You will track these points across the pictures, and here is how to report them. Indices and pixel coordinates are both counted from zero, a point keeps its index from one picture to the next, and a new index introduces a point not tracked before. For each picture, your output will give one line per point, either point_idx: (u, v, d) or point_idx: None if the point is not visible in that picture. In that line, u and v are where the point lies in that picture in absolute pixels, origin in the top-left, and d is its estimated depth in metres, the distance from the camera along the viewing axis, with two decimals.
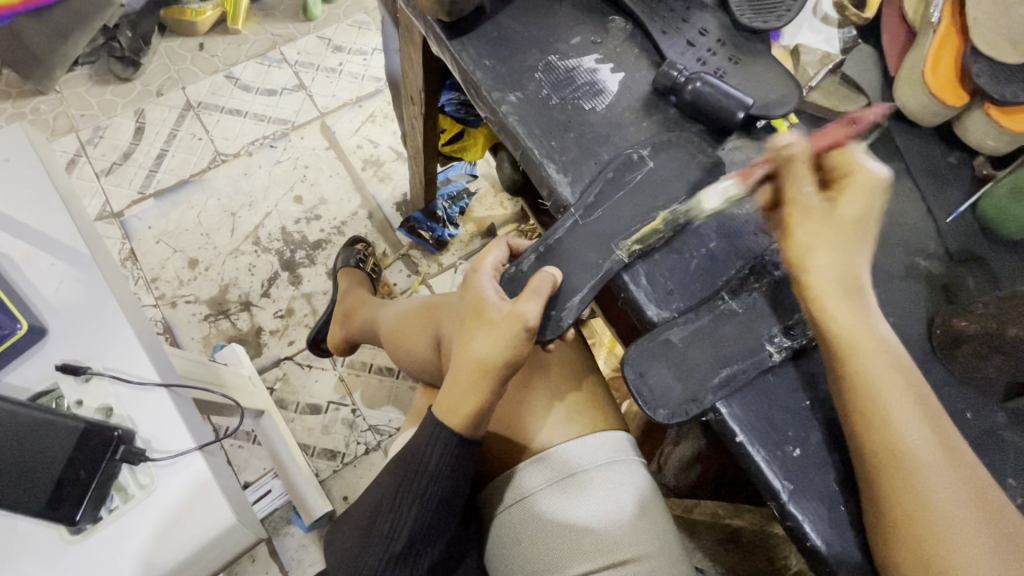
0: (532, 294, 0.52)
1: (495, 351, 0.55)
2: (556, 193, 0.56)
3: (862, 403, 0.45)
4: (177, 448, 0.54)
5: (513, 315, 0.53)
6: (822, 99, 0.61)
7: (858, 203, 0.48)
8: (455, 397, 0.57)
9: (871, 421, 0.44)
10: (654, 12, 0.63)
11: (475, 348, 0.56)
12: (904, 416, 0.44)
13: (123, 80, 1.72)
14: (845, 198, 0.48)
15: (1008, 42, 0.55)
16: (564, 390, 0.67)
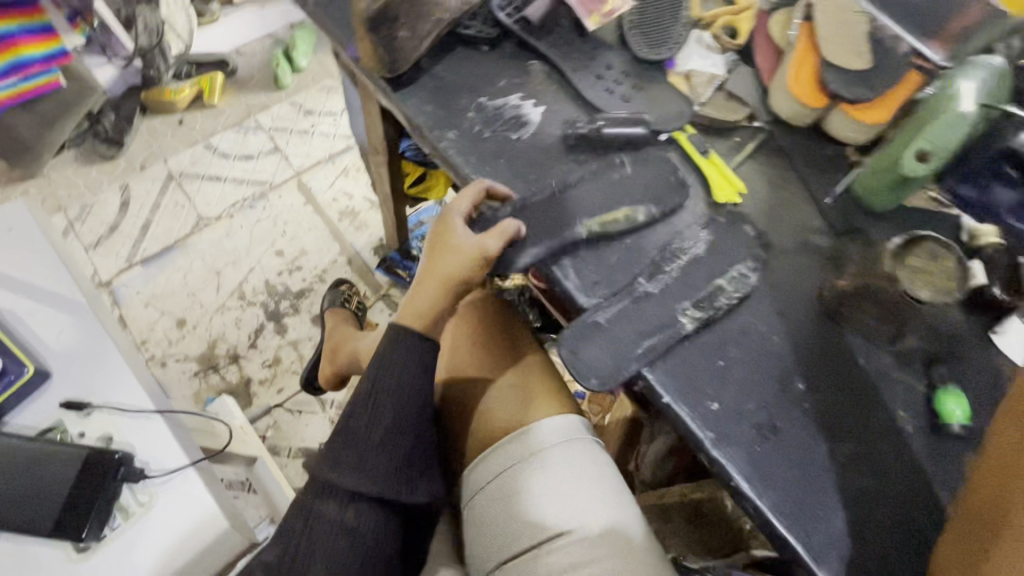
0: (497, 233, 0.61)
1: (456, 268, 0.65)
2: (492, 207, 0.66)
3: None
4: (174, 465, 0.61)
5: (471, 244, 0.62)
6: (713, 112, 0.71)
7: None
8: (420, 301, 0.67)
9: None
10: (566, 54, 0.75)
11: (440, 266, 0.66)
12: None
13: (107, 159, 1.82)
14: None
15: (854, 55, 0.67)
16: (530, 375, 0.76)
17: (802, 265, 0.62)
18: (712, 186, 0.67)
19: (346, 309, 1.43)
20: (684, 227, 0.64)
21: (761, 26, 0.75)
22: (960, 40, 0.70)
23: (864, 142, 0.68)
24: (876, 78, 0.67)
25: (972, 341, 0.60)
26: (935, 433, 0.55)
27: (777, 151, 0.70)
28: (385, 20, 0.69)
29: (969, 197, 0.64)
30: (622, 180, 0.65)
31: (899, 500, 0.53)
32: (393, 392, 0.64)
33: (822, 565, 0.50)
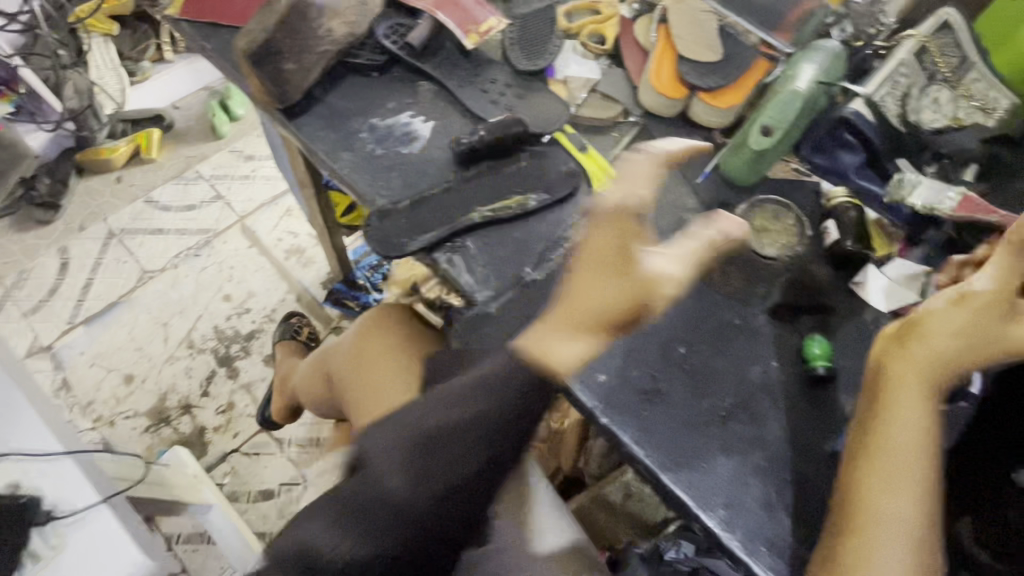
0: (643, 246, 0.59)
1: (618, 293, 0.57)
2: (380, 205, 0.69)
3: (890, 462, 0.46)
4: (84, 505, 0.61)
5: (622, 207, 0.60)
6: (589, 112, 0.77)
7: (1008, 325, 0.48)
8: (543, 343, 0.56)
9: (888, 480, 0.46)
10: (452, 72, 0.80)
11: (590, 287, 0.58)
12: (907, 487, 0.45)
13: (44, 223, 1.81)
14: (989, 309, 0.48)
15: (705, 48, 0.75)
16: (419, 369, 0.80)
17: (677, 241, 0.67)
18: (590, 178, 0.72)
19: (296, 341, 1.42)
20: (566, 219, 0.69)
21: (627, 32, 0.81)
22: (801, 24, 0.76)
23: (728, 124, 0.75)
24: (728, 66, 0.74)
25: (836, 292, 0.65)
26: (807, 379, 0.59)
27: (651, 140, 0.76)
28: (270, 54, 0.72)
29: (823, 164, 0.71)
30: (508, 184, 0.70)
31: (778, 444, 0.56)
32: (477, 401, 0.55)
33: (707, 512, 0.53)
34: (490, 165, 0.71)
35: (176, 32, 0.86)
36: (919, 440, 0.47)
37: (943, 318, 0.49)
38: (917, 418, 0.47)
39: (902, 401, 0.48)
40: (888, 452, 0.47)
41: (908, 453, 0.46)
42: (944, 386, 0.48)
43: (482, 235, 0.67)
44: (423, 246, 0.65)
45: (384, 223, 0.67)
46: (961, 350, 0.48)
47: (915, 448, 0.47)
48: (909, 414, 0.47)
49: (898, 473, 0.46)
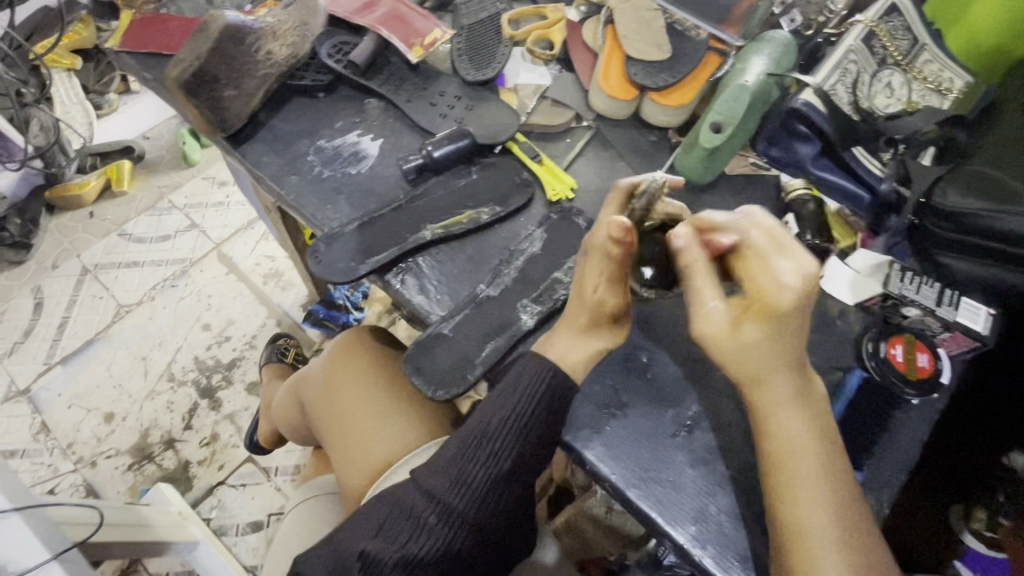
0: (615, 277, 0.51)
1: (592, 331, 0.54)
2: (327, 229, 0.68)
3: (785, 485, 0.48)
4: (34, 563, 0.59)
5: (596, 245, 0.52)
6: (541, 120, 0.76)
7: (754, 328, 0.48)
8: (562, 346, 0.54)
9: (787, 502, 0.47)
10: (399, 87, 0.78)
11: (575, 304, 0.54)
12: (812, 504, 0.47)
13: (16, 263, 1.78)
14: (742, 328, 0.48)
15: (654, 47, 0.73)
16: (401, 407, 0.71)
17: None
18: (544, 187, 0.70)
19: (284, 363, 1.37)
20: (521, 230, 0.67)
21: (574, 36, 0.80)
22: (749, 17, 0.73)
23: (680, 123, 0.74)
24: (678, 64, 0.73)
25: None
26: None
27: (605, 144, 0.75)
28: (206, 82, 0.69)
29: (778, 156, 0.69)
30: (458, 197, 0.68)
31: (747, 450, 0.54)
32: (512, 455, 0.53)
33: (677, 528, 0.51)
34: (436, 179, 0.69)
35: (118, 64, 0.84)
36: (807, 447, 0.48)
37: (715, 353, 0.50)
38: (798, 425, 0.49)
39: (778, 415, 0.49)
40: (791, 466, 0.48)
41: (806, 470, 0.48)
42: (802, 386, 0.49)
43: (433, 254, 0.65)
44: (374, 267, 0.63)
45: (333, 246, 0.65)
46: (752, 375, 0.49)
47: (811, 463, 0.48)
48: (785, 423, 0.49)
49: (804, 482, 0.47)
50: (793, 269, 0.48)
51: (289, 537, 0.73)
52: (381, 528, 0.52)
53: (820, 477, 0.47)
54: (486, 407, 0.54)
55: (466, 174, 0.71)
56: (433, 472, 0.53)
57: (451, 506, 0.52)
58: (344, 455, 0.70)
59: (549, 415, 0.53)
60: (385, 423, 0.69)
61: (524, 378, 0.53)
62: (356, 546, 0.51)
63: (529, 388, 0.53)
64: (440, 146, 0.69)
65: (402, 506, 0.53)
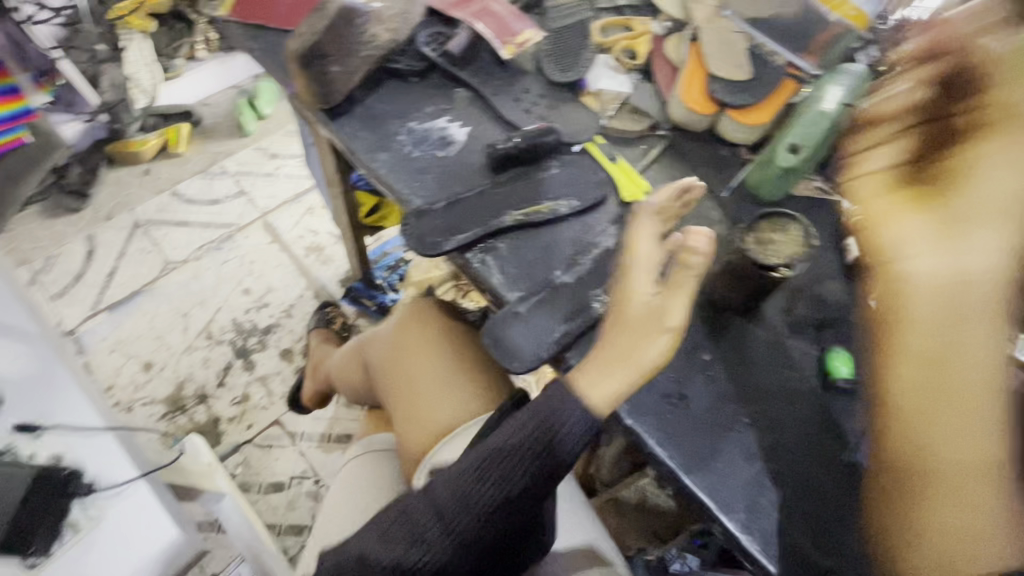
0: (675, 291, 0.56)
1: (637, 337, 0.56)
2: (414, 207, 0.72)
3: (939, 402, 0.48)
4: (121, 480, 0.67)
5: (657, 313, 0.55)
6: (620, 124, 0.80)
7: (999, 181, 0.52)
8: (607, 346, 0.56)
9: (936, 418, 0.48)
10: (486, 81, 0.82)
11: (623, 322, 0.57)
12: (961, 426, 0.47)
13: (74, 211, 1.85)
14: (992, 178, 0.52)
15: (735, 67, 0.78)
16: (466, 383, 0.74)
17: None
18: (620, 188, 0.74)
19: (330, 329, 1.42)
20: (596, 225, 0.71)
21: (657, 47, 0.84)
22: (826, 49, 0.80)
23: (753, 141, 0.77)
24: (758, 85, 0.77)
25: (855, 308, 0.66)
26: (826, 387, 0.61)
27: (678, 154, 0.79)
28: (316, 57, 0.74)
29: None
30: (539, 187, 0.72)
31: (796, 451, 0.58)
32: (513, 481, 0.55)
33: (728, 514, 0.55)
34: (517, 170, 0.74)
35: (224, 33, 0.89)
36: (994, 465, 0.46)
37: (970, 282, 0.50)
38: (997, 432, 0.47)
39: (973, 437, 0.47)
40: (951, 397, 0.48)
41: (982, 384, 0.48)
42: (1000, 397, 0.48)
43: (514, 238, 0.70)
44: (460, 244, 0.68)
45: (421, 221, 0.69)
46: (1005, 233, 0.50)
47: (986, 375, 0.48)
48: (994, 430, 0.47)
49: (976, 418, 0.47)
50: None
51: (342, 491, 0.76)
52: (385, 530, 0.56)
53: (991, 398, 0.48)
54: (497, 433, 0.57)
55: (549, 166, 0.75)
56: (440, 486, 0.57)
57: (451, 524, 0.55)
58: (407, 418, 0.74)
59: (548, 452, 0.55)
60: (450, 394, 0.73)
61: (555, 406, 0.56)
62: (359, 551, 0.56)
63: (535, 425, 0.56)
64: (528, 137, 0.73)
65: (404, 516, 0.56)
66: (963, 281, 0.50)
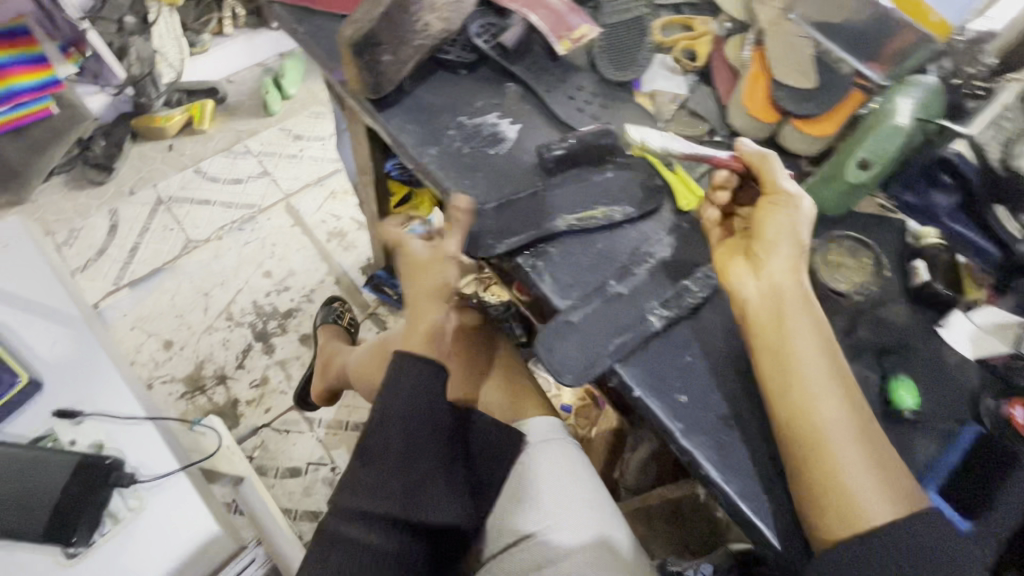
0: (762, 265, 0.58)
1: (764, 310, 0.56)
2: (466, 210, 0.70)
3: (785, 395, 0.54)
4: (164, 470, 0.63)
5: (437, 251, 0.67)
6: (676, 129, 0.77)
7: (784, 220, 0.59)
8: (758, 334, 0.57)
9: (793, 406, 0.53)
10: (539, 77, 0.80)
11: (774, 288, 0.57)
12: (824, 402, 0.52)
13: (98, 184, 1.82)
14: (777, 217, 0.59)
15: (800, 74, 0.74)
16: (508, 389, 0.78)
17: None
18: (676, 196, 0.71)
19: (338, 325, 1.41)
20: (651, 233, 0.69)
21: (718, 50, 0.81)
22: (898, 61, 0.75)
23: (816, 152, 0.74)
24: (825, 95, 0.73)
25: (920, 335, 0.63)
26: (887, 416, 0.59)
27: None
28: (370, 45, 0.71)
29: (911, 202, 0.71)
30: (588, 189, 0.70)
31: None
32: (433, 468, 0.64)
33: (782, 541, 0.54)
34: (569, 172, 0.71)
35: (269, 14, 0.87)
36: (841, 427, 0.52)
37: (784, 280, 0.57)
38: (835, 400, 0.53)
39: (818, 405, 0.52)
40: (791, 387, 0.54)
41: (812, 370, 0.53)
42: (837, 373, 0.54)
43: (567, 242, 0.67)
44: (511, 247, 0.66)
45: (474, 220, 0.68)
46: (792, 255, 0.58)
47: (812, 365, 0.54)
48: (834, 398, 0.53)
49: (815, 396, 0.53)
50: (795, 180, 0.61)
51: None
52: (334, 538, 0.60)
53: (829, 380, 0.53)
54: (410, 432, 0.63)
55: (604, 168, 0.72)
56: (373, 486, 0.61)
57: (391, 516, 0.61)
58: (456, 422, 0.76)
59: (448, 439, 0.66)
60: None
61: (404, 361, 0.64)
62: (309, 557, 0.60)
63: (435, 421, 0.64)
64: (581, 141, 0.71)
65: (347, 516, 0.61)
66: (780, 293, 0.56)
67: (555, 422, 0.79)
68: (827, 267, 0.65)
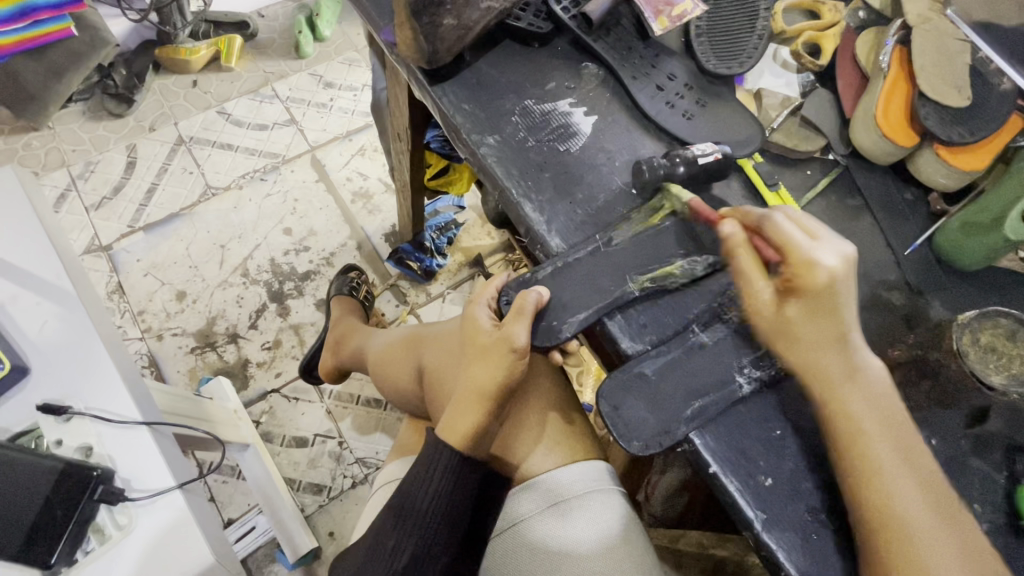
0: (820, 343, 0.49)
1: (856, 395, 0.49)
2: (533, 231, 0.59)
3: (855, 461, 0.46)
4: (157, 486, 0.55)
5: (503, 339, 0.56)
6: (784, 140, 0.64)
7: (808, 321, 0.49)
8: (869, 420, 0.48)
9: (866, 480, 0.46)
10: (624, 58, 0.66)
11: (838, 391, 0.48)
12: (904, 489, 0.45)
13: (116, 116, 1.67)
14: (796, 315, 0.49)
15: (952, 88, 0.59)
16: (553, 423, 0.69)
17: (871, 322, 0.57)
18: None
19: (354, 297, 1.31)
20: None
21: (846, 47, 0.68)
22: None
23: (953, 187, 0.61)
24: (982, 118, 0.59)
25: None
26: (1014, 530, 0.49)
27: (850, 190, 0.63)
28: (431, 5, 0.59)
29: None
30: (674, 232, 0.57)
31: None
32: (439, 526, 0.59)
33: None
34: (660, 203, 0.58)
35: None
36: (924, 514, 0.44)
37: (831, 356, 0.48)
38: (913, 496, 0.45)
39: (893, 494, 0.45)
40: (869, 467, 0.46)
41: (896, 447, 0.46)
42: (909, 458, 0.46)
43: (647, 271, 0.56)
44: (579, 280, 0.55)
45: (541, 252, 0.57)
46: (814, 358, 0.48)
47: (893, 449, 0.46)
48: (915, 479, 0.45)
49: (896, 476, 0.45)
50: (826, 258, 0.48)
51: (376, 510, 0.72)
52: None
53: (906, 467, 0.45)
54: (419, 488, 0.59)
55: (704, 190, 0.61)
56: (387, 536, 0.60)
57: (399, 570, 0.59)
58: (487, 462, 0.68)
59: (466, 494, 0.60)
60: (543, 451, 0.67)
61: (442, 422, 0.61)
62: None
63: (440, 480, 0.59)
64: (693, 167, 0.58)
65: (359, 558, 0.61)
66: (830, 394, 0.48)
67: (603, 467, 0.66)
68: (979, 350, 0.53)
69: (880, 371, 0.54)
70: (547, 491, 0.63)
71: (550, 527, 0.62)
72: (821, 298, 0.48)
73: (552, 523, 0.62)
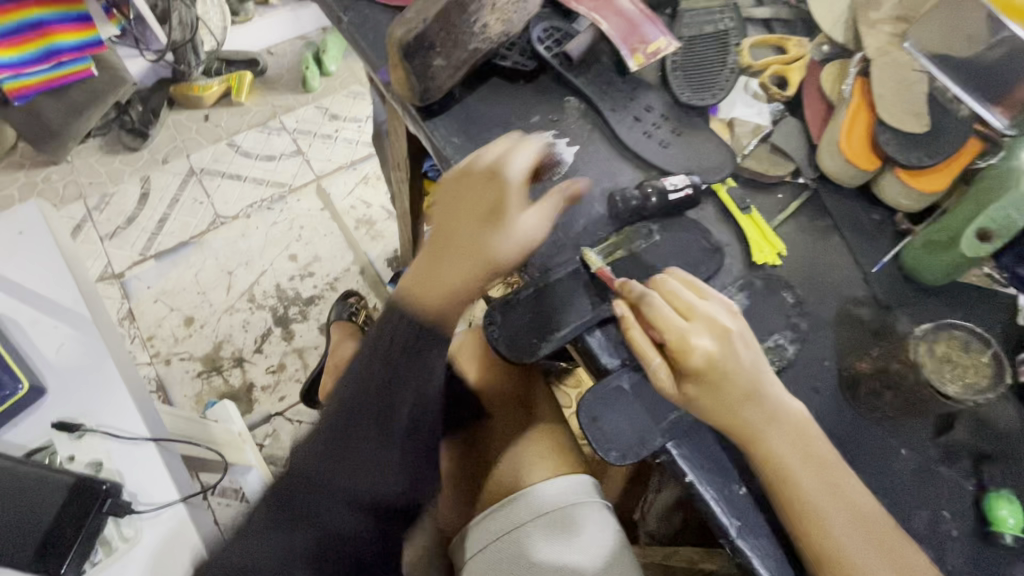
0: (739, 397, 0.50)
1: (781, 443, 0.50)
2: None
3: (786, 493, 0.48)
4: (162, 499, 0.61)
5: None
6: (755, 165, 0.68)
7: (700, 385, 0.49)
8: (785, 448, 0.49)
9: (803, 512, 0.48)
10: (604, 92, 0.71)
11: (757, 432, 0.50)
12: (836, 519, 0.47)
13: (132, 149, 1.74)
14: (690, 382, 0.50)
15: (909, 115, 0.63)
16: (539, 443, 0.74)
17: (841, 336, 0.59)
18: (750, 245, 0.63)
19: (353, 322, 1.33)
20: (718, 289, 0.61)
21: (812, 79, 0.72)
22: None
23: (916, 208, 0.64)
24: (939, 142, 0.62)
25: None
26: (981, 536, 0.51)
27: (820, 211, 0.67)
28: (422, 47, 0.64)
29: None
30: (648, 256, 0.61)
31: None
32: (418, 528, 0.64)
33: None
34: (637, 226, 0.62)
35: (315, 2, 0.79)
36: (861, 546, 0.46)
37: (747, 409, 0.49)
38: (849, 530, 0.47)
39: (825, 524, 0.47)
40: (799, 499, 0.48)
41: (819, 477, 0.48)
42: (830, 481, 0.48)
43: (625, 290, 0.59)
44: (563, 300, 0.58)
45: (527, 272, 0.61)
46: (724, 418, 0.49)
47: (815, 477, 0.48)
48: (855, 491, 0.48)
49: (821, 504, 0.47)
50: (712, 313, 0.51)
51: None
52: None
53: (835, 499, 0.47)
54: None
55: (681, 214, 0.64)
56: None
57: None
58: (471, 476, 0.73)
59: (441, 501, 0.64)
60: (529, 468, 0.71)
61: None
62: None
63: None
64: (664, 197, 0.62)
65: None
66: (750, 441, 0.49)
67: (587, 482, 0.69)
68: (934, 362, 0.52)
69: (848, 383, 0.57)
70: (535, 501, 0.66)
71: (538, 535, 0.63)
72: (709, 377, 0.49)
73: (540, 531, 0.64)
